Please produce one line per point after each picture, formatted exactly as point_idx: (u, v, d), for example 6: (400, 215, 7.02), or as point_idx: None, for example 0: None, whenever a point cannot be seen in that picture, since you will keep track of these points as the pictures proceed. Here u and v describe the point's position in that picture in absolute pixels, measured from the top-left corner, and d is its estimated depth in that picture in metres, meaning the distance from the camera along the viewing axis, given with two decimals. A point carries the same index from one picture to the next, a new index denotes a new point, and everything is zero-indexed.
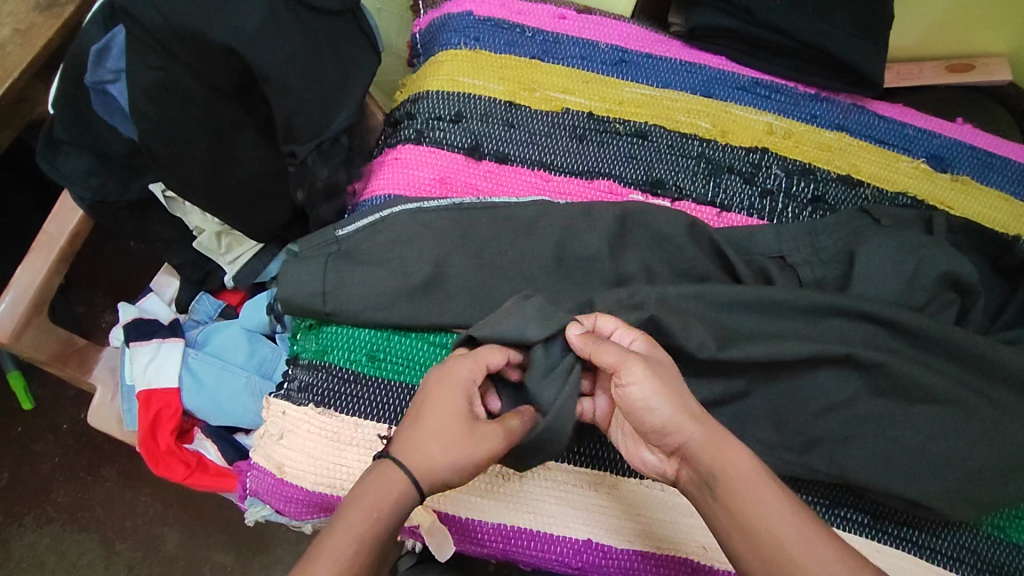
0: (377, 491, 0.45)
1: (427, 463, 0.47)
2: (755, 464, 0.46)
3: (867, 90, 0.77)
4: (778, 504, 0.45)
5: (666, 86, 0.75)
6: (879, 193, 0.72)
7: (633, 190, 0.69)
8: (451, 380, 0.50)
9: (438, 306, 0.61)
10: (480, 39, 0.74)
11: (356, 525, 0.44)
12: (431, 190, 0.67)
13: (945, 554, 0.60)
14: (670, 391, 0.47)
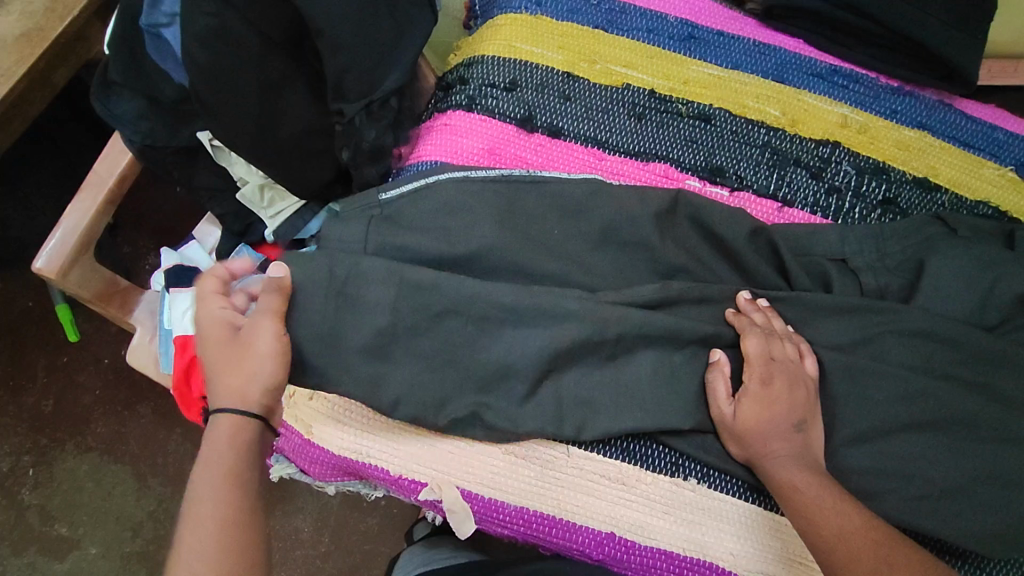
0: (217, 440, 0.51)
1: (234, 390, 0.52)
2: (810, 475, 0.51)
3: (957, 87, 0.70)
4: (822, 500, 0.50)
5: (736, 67, 0.71)
6: (957, 200, 0.67)
7: (690, 176, 0.66)
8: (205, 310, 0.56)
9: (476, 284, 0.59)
10: (543, 4, 0.71)
11: (206, 482, 0.49)
12: (479, 160, 0.65)
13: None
14: (773, 415, 0.53)
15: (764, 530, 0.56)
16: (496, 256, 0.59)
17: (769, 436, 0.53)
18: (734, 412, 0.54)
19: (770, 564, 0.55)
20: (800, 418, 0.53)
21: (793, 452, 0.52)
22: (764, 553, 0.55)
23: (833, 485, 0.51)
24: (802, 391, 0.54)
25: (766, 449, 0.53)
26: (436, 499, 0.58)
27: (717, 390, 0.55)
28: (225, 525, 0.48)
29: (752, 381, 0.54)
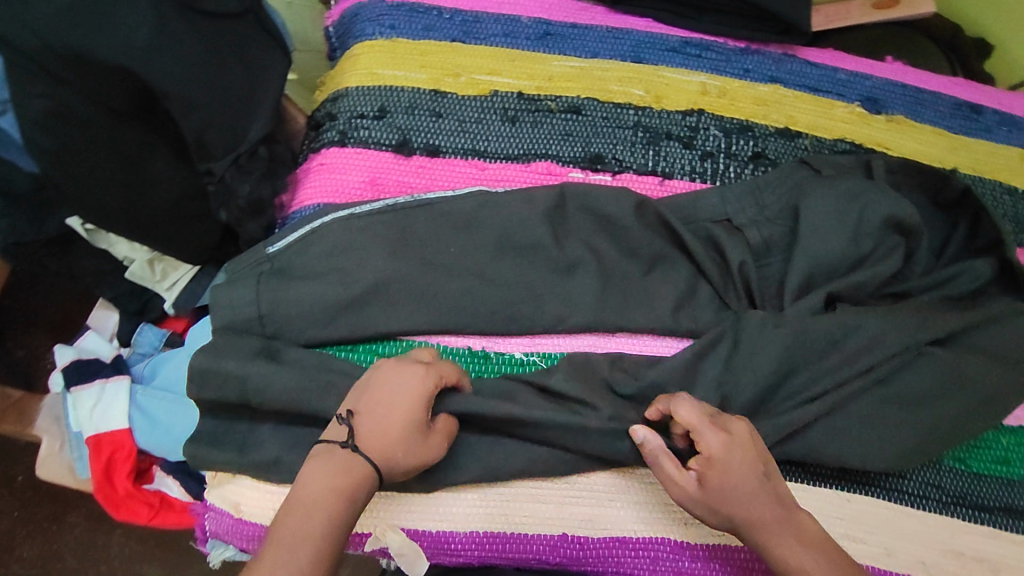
0: (337, 467, 0.49)
1: (386, 456, 0.50)
2: (798, 539, 0.49)
3: (796, 39, 0.74)
4: (818, 565, 0.48)
5: (594, 56, 0.72)
6: (818, 142, 0.72)
7: (573, 168, 0.67)
8: (405, 382, 0.52)
9: (385, 318, 0.59)
10: (395, 26, 0.69)
11: (308, 499, 0.47)
12: (362, 194, 0.64)
13: (946, 499, 0.61)
14: (738, 479, 0.49)
15: None
16: (400, 285, 0.59)
17: (743, 504, 0.49)
18: (697, 491, 0.50)
19: (717, 524, 0.57)
20: (762, 469, 0.50)
21: (769, 518, 0.49)
22: None
23: (819, 535, 0.49)
24: (749, 448, 0.50)
25: (746, 520, 0.49)
26: (382, 547, 0.57)
27: (669, 467, 0.52)
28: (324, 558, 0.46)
29: (709, 448, 0.50)
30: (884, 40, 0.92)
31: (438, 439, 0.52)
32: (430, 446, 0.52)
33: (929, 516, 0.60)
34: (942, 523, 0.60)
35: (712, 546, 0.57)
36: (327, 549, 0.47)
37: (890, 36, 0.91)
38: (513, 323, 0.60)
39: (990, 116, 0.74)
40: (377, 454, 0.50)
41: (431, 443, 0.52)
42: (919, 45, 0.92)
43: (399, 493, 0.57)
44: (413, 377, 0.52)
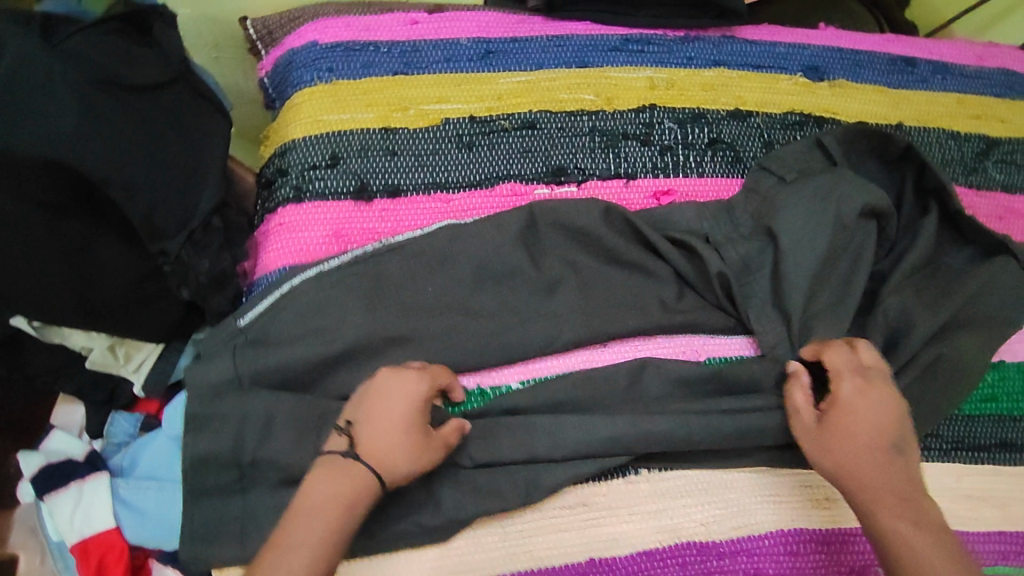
0: (333, 476, 0.49)
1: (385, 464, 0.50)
2: (909, 501, 0.51)
3: (733, 20, 0.74)
4: (916, 530, 0.50)
5: (539, 67, 0.70)
6: (769, 118, 0.73)
7: (537, 184, 0.66)
8: (403, 387, 0.52)
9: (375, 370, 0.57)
10: (334, 68, 0.67)
11: (311, 504, 0.48)
12: (329, 248, 0.62)
13: (947, 447, 0.62)
14: (864, 429, 0.53)
15: (721, 488, 0.58)
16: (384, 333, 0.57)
17: (860, 455, 0.52)
18: (819, 428, 0.55)
19: (738, 517, 0.57)
20: (893, 437, 0.53)
21: (888, 471, 0.52)
22: (729, 510, 0.57)
23: (926, 505, 0.51)
24: (891, 403, 0.54)
25: (852, 472, 0.52)
26: None
27: (797, 401, 0.56)
28: (320, 565, 0.47)
29: (845, 394, 0.54)
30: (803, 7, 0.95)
31: (437, 441, 0.51)
32: (429, 446, 0.51)
33: (934, 466, 0.61)
34: (950, 472, 0.61)
35: (738, 541, 0.56)
36: (326, 553, 0.47)
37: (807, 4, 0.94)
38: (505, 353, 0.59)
39: (924, 66, 0.77)
40: (371, 455, 0.50)
41: (429, 445, 0.51)
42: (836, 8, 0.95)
43: (375, 559, 0.55)
44: (408, 387, 0.52)
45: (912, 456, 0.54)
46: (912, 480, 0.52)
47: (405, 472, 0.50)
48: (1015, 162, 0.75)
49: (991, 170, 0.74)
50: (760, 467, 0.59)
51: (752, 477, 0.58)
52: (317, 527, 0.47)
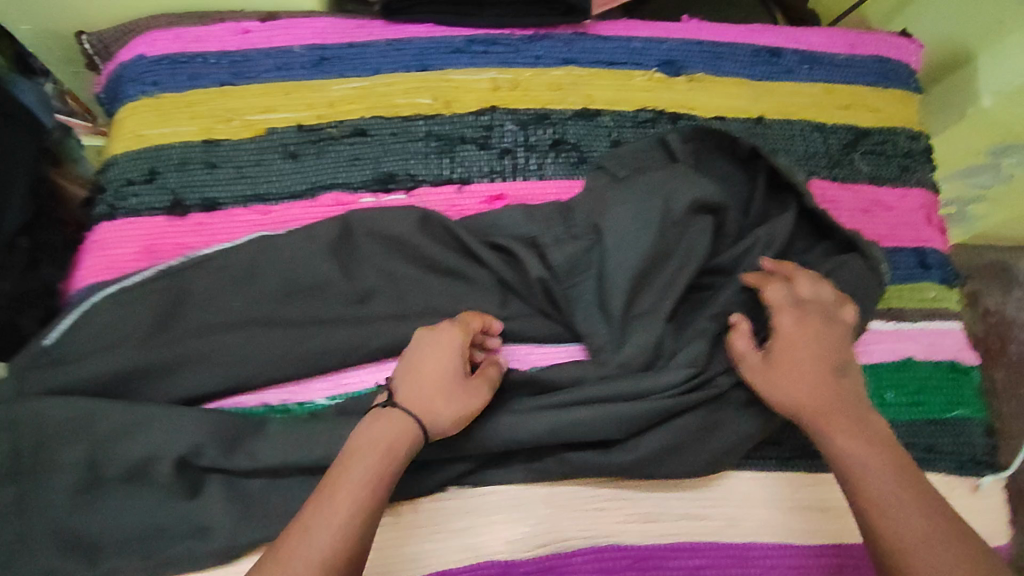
0: (391, 430, 0.49)
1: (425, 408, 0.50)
2: (863, 420, 0.52)
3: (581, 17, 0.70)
4: (868, 447, 0.50)
5: (376, 72, 0.68)
6: (619, 117, 0.70)
7: (363, 193, 0.65)
8: (446, 339, 0.53)
9: (171, 387, 0.57)
10: (159, 82, 0.65)
11: (349, 467, 0.47)
12: (139, 263, 0.61)
13: (783, 458, 0.62)
14: (805, 361, 0.54)
15: (531, 504, 0.58)
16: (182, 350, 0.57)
17: (802, 386, 0.53)
18: (763, 365, 0.56)
19: (546, 533, 0.57)
20: (834, 365, 0.54)
21: (830, 393, 0.53)
22: (538, 526, 0.57)
23: (863, 423, 0.52)
24: (835, 328, 0.56)
25: (805, 400, 0.53)
26: None
27: (739, 347, 0.57)
28: (373, 499, 0.46)
29: (784, 326, 0.56)
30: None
31: (483, 385, 0.53)
32: (477, 391, 0.53)
33: (768, 477, 0.62)
34: (783, 484, 0.62)
35: (544, 557, 0.57)
36: (364, 519, 0.45)
37: None
38: (307, 368, 0.58)
39: (790, 56, 0.73)
40: (411, 407, 0.50)
41: (475, 388, 0.53)
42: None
43: None
44: (446, 338, 0.53)
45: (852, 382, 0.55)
46: (846, 404, 0.53)
47: (451, 418, 0.51)
48: (882, 154, 0.72)
49: (857, 162, 0.71)
50: (573, 483, 0.59)
51: (564, 493, 0.59)
52: (359, 498, 0.46)
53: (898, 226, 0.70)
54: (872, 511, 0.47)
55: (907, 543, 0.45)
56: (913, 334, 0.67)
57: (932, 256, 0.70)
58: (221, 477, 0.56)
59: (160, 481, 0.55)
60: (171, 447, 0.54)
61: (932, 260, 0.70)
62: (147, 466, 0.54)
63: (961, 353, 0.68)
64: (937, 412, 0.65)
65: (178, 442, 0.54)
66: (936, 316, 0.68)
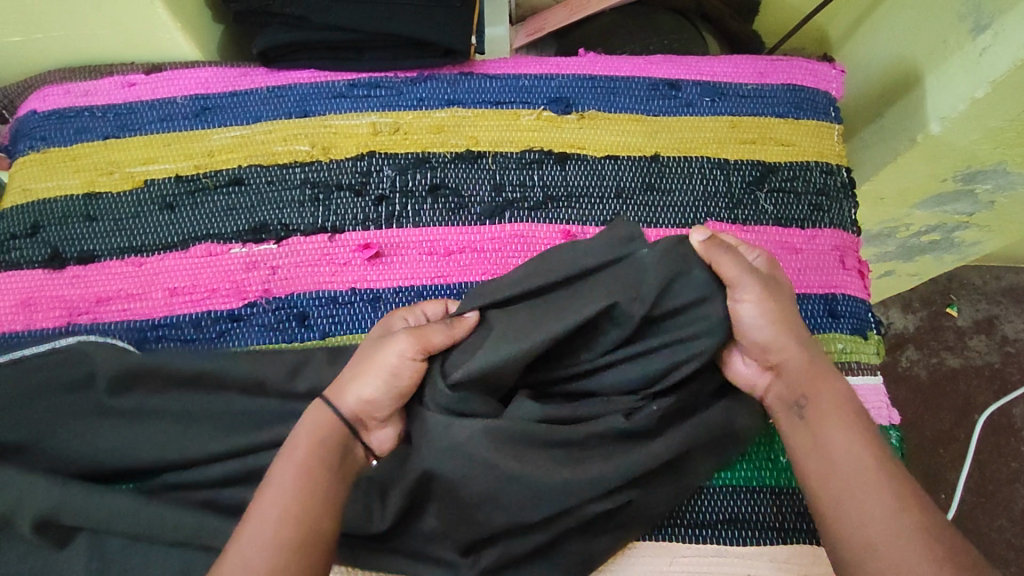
0: (313, 436, 0.50)
1: (339, 393, 0.52)
2: (837, 405, 0.49)
3: (462, 59, 0.69)
4: (841, 435, 0.48)
5: (256, 120, 0.68)
6: (504, 158, 0.67)
7: (234, 244, 0.64)
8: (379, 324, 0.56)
9: (40, 438, 0.55)
10: (47, 137, 0.68)
11: (270, 501, 0.46)
12: (13, 318, 0.62)
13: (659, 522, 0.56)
14: (801, 328, 0.52)
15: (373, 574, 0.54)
16: (44, 396, 0.56)
17: (797, 366, 0.51)
18: (772, 325, 0.51)
19: None
20: (814, 340, 0.53)
21: (802, 375, 0.51)
22: None
23: (841, 400, 0.50)
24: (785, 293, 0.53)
25: (808, 371, 0.51)
26: None
27: (746, 309, 0.50)
28: (287, 535, 0.45)
29: (782, 282, 0.54)
30: (613, 29, 0.88)
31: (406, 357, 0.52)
32: (373, 365, 0.52)
33: (649, 549, 0.55)
34: (658, 553, 0.55)
35: None
36: (296, 542, 0.45)
37: (617, 25, 0.88)
38: (179, 415, 0.55)
39: (689, 89, 0.69)
40: (337, 384, 0.52)
41: (375, 365, 0.52)
42: (650, 26, 0.87)
43: None
44: (398, 346, 0.52)
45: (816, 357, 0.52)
46: (813, 387, 0.50)
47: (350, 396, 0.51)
48: (791, 191, 0.67)
49: (762, 202, 0.66)
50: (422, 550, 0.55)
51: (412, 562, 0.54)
52: (274, 524, 0.45)
53: (806, 271, 0.64)
54: (845, 540, 0.45)
55: (875, 540, 0.44)
56: None
57: (843, 304, 0.64)
58: (93, 532, 0.52)
59: (25, 535, 0.51)
60: (34, 501, 0.50)
61: (843, 308, 0.64)
62: (11, 518, 0.51)
63: (877, 411, 0.61)
64: None
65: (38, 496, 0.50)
66: (847, 371, 0.62)
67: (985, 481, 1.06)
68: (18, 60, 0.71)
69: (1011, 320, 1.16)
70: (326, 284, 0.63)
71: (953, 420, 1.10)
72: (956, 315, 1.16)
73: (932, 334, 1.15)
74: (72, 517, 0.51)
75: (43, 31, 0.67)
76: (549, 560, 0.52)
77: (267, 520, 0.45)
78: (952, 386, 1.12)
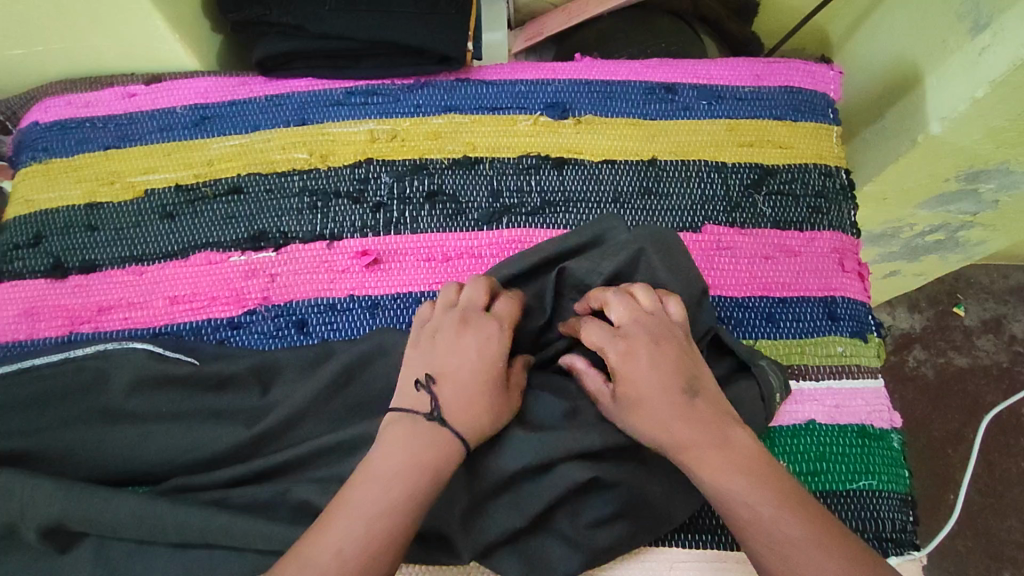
0: (431, 436, 0.47)
1: (489, 426, 0.49)
2: (693, 434, 0.47)
3: (458, 65, 0.70)
4: (715, 461, 0.46)
5: (255, 129, 0.69)
6: (501, 164, 0.67)
7: (234, 252, 0.64)
8: (477, 337, 0.51)
9: (39, 448, 0.54)
10: (49, 148, 0.69)
11: (377, 486, 0.45)
12: (17, 328, 0.63)
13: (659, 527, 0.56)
14: (655, 389, 0.48)
15: None
16: (46, 404, 0.56)
17: (670, 446, 0.47)
18: (614, 407, 0.50)
19: None
20: (681, 383, 0.48)
21: (675, 413, 0.47)
22: None
23: (705, 426, 0.47)
24: (653, 330, 0.50)
25: (666, 428, 0.47)
26: None
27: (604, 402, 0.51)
28: (395, 533, 0.43)
29: (634, 356, 0.49)
30: (610, 34, 0.89)
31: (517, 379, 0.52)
32: (512, 395, 0.51)
33: (650, 554, 0.55)
34: (659, 558, 0.55)
35: None
36: (382, 542, 0.43)
37: (614, 30, 0.88)
38: (181, 421, 0.55)
39: (686, 92, 0.69)
40: (468, 417, 0.48)
41: (508, 395, 0.51)
42: (648, 30, 0.88)
43: None
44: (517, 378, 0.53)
45: (678, 385, 0.48)
46: (681, 423, 0.47)
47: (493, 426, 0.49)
48: (789, 194, 0.66)
49: (760, 205, 0.66)
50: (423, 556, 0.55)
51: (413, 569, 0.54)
52: (373, 516, 0.43)
53: (804, 273, 0.64)
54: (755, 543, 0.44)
55: (760, 536, 0.43)
56: (818, 395, 0.60)
57: (842, 307, 0.63)
58: (96, 540, 0.51)
59: (29, 543, 0.51)
60: (36, 509, 0.50)
61: (842, 311, 0.63)
62: (15, 527, 0.51)
63: (879, 414, 0.61)
64: (842, 481, 0.58)
65: (40, 505, 0.50)
66: (847, 374, 0.61)
67: (996, 481, 1.05)
68: (21, 73, 0.72)
69: (1019, 318, 1.15)
70: (325, 291, 0.63)
71: (961, 420, 1.09)
72: (962, 315, 1.15)
73: (939, 334, 1.14)
74: (75, 525, 0.50)
75: (43, 43, 0.68)
76: (554, 566, 0.51)
77: (366, 508, 0.44)
78: (960, 386, 1.11)
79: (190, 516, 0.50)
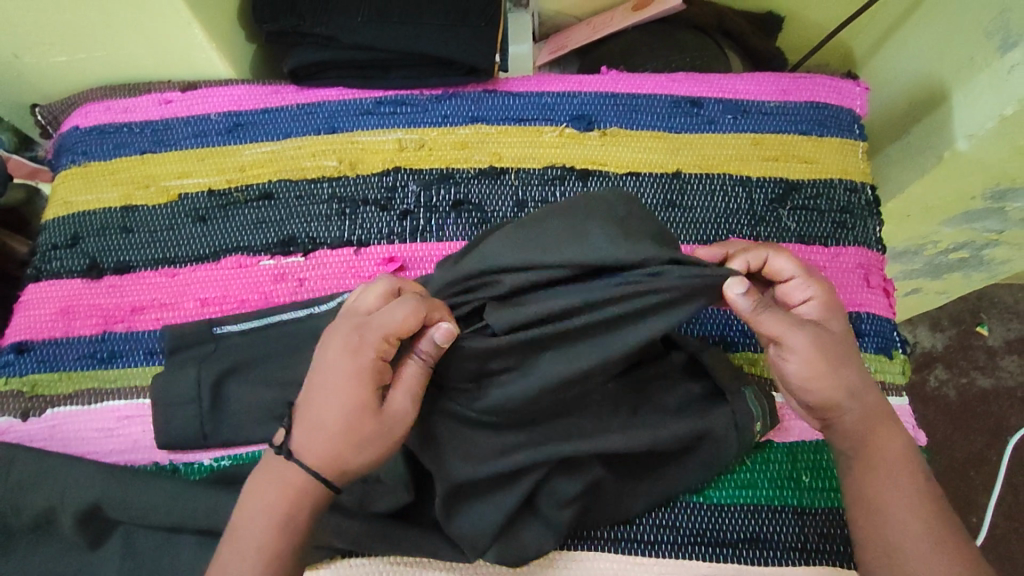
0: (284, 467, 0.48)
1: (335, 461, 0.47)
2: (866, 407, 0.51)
3: (486, 77, 0.71)
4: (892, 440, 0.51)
5: (287, 136, 0.70)
6: (526, 174, 0.68)
7: (263, 256, 0.66)
8: (336, 363, 0.48)
9: None
10: (87, 151, 0.71)
11: (261, 491, 0.48)
12: (52, 325, 0.64)
13: (677, 540, 0.56)
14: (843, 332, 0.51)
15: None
16: None
17: (853, 394, 0.50)
18: (806, 363, 0.50)
19: None
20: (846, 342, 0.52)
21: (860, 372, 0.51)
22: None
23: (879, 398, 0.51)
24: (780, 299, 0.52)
25: (837, 394, 0.50)
26: None
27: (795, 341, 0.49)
28: (290, 532, 0.47)
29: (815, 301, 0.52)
30: (633, 48, 0.89)
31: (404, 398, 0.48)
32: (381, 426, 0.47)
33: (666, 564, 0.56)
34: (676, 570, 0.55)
35: None
36: (269, 545, 0.46)
37: (638, 44, 0.89)
38: None
39: (712, 106, 0.70)
40: (324, 446, 0.47)
41: (378, 425, 0.47)
42: (672, 44, 0.88)
43: None
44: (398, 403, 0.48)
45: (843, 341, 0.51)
46: (859, 384, 0.51)
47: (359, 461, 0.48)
48: (814, 209, 0.66)
49: (785, 219, 0.66)
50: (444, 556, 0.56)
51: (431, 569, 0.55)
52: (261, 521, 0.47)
53: None
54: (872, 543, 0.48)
55: (898, 527, 0.47)
56: None
57: (867, 324, 0.63)
58: (127, 530, 0.53)
59: (64, 533, 0.53)
60: (75, 497, 0.52)
61: (866, 327, 0.63)
62: (52, 514, 0.52)
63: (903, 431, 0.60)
64: None
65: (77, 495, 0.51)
66: None
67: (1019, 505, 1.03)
68: (65, 78, 0.74)
69: None
70: None
71: (984, 442, 1.07)
72: (986, 335, 1.14)
73: (961, 353, 1.13)
74: (110, 514, 0.52)
75: (86, 50, 0.70)
76: None
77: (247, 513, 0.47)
78: (983, 407, 1.09)
79: (222, 507, 0.51)
